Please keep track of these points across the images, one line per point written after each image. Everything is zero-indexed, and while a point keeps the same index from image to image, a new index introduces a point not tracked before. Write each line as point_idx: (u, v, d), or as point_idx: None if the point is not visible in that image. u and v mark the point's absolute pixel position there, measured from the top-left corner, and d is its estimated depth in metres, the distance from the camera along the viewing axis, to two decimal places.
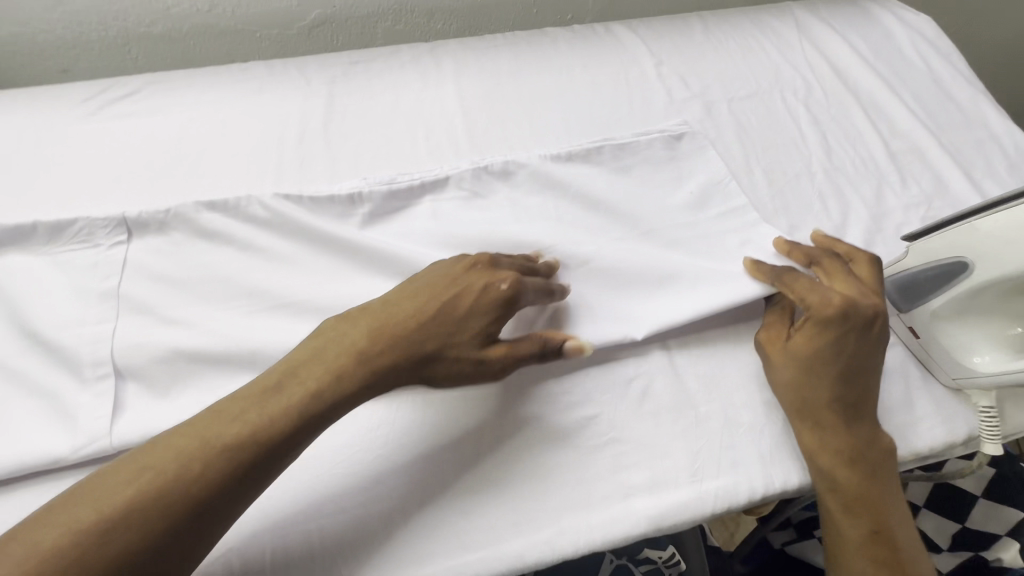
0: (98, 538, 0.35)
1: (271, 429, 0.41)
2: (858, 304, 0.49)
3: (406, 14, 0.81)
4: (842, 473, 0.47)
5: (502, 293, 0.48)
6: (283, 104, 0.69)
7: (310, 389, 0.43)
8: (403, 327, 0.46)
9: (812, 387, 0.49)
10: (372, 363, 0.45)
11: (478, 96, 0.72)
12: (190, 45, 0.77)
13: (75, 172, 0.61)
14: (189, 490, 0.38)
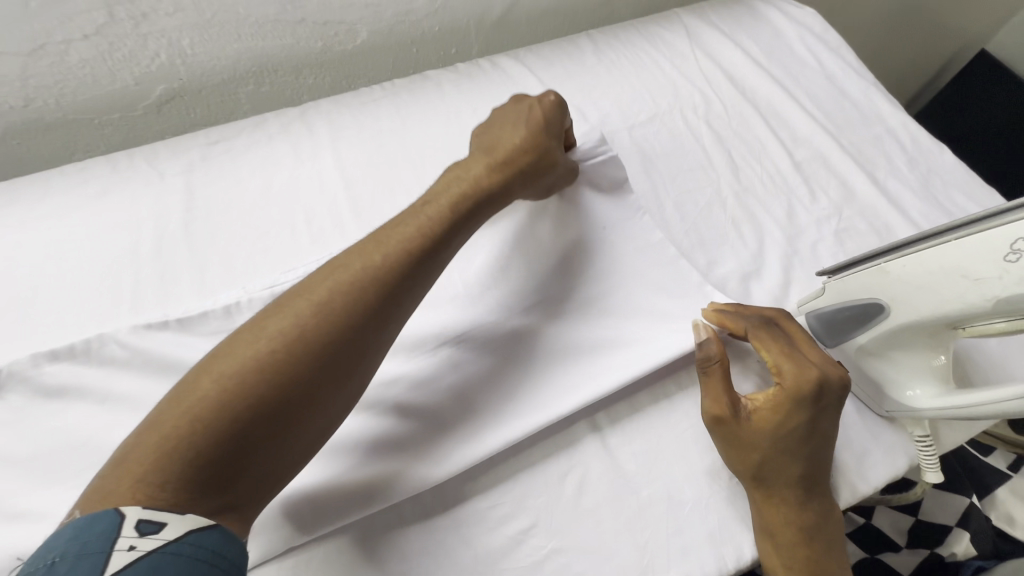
0: (218, 410, 0.37)
1: (370, 277, 0.43)
2: (831, 377, 0.47)
3: (269, 74, 0.72)
4: (799, 550, 0.45)
5: (554, 114, 0.53)
6: (133, 206, 0.60)
7: (397, 238, 0.45)
8: (471, 177, 0.49)
9: (780, 462, 0.46)
10: (451, 209, 0.47)
11: (360, 162, 0.65)
12: (14, 146, 0.66)
13: None
14: (283, 358, 0.39)
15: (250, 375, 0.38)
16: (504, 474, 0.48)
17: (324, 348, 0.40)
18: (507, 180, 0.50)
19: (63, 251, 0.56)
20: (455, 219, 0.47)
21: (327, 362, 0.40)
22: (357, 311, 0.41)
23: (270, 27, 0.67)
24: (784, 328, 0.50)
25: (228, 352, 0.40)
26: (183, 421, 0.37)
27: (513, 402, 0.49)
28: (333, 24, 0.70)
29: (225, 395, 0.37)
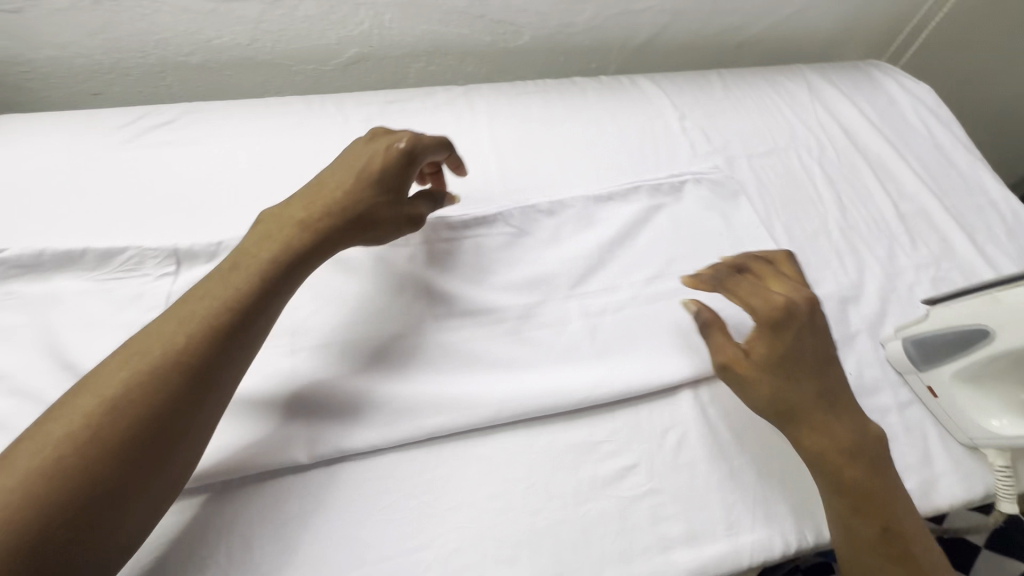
0: (73, 458, 0.36)
1: (195, 337, 0.43)
2: (796, 300, 0.54)
3: (440, 56, 0.83)
4: (844, 471, 0.49)
5: (376, 164, 0.54)
6: (322, 138, 0.70)
7: (233, 287, 0.46)
8: (268, 241, 0.49)
9: (788, 387, 0.52)
10: (267, 264, 0.48)
11: (512, 139, 0.74)
12: (226, 76, 0.78)
13: (116, 199, 0.61)
14: (144, 409, 0.39)
15: (113, 428, 0.38)
16: (611, 418, 0.54)
17: (173, 394, 0.40)
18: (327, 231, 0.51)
19: (264, 163, 0.67)
20: (274, 273, 0.48)
21: (179, 403, 0.41)
22: (209, 352, 0.43)
23: (455, 17, 0.78)
24: (754, 269, 0.59)
25: (78, 393, 0.39)
26: (23, 473, 0.35)
27: (637, 360, 0.57)
28: (505, 24, 0.80)
29: (82, 434, 0.37)
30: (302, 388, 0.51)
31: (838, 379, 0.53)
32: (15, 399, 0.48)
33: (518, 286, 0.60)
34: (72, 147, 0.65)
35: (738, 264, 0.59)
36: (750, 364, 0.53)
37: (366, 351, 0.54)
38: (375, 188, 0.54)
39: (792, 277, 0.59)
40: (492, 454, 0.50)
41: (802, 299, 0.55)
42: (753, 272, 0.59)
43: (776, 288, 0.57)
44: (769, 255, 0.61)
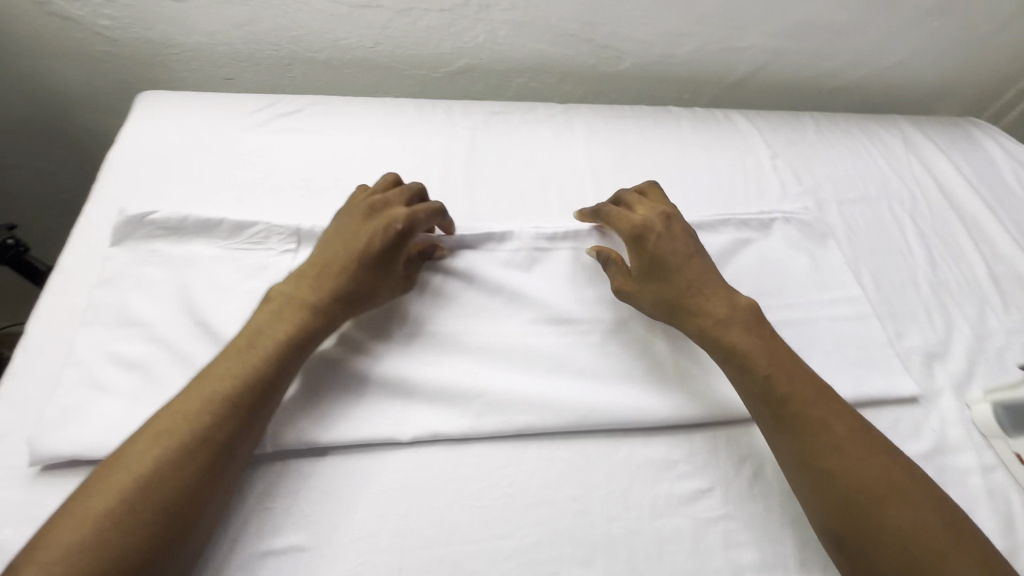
0: (118, 516, 0.40)
1: (219, 400, 0.46)
2: (649, 219, 0.62)
3: (542, 74, 0.87)
4: (739, 344, 0.55)
5: (375, 243, 0.56)
6: (430, 140, 0.74)
7: (249, 367, 0.48)
8: (284, 321, 0.52)
9: (662, 284, 0.59)
10: (283, 342, 0.50)
11: (607, 160, 0.76)
12: (344, 73, 0.84)
13: (248, 177, 0.66)
14: (179, 468, 0.43)
15: (148, 489, 0.41)
16: (690, 440, 0.55)
17: (204, 452, 0.44)
18: (341, 298, 0.54)
19: (377, 158, 0.71)
20: (290, 351, 0.50)
21: (199, 482, 0.43)
22: (225, 431, 0.45)
23: (564, 39, 0.81)
24: (634, 200, 0.65)
25: (111, 467, 0.43)
26: (67, 546, 0.39)
27: (720, 385, 0.58)
28: (610, 50, 0.84)
29: (126, 497, 0.41)
30: (405, 372, 0.54)
31: (702, 270, 0.60)
32: (151, 346, 0.53)
33: (607, 302, 0.63)
34: (211, 126, 0.71)
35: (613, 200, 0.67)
36: (634, 276, 0.60)
37: (464, 346, 0.57)
38: (376, 267, 0.56)
39: (661, 201, 0.66)
40: (574, 458, 0.53)
41: (651, 219, 0.62)
42: (625, 199, 0.66)
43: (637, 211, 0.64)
44: (638, 188, 0.68)
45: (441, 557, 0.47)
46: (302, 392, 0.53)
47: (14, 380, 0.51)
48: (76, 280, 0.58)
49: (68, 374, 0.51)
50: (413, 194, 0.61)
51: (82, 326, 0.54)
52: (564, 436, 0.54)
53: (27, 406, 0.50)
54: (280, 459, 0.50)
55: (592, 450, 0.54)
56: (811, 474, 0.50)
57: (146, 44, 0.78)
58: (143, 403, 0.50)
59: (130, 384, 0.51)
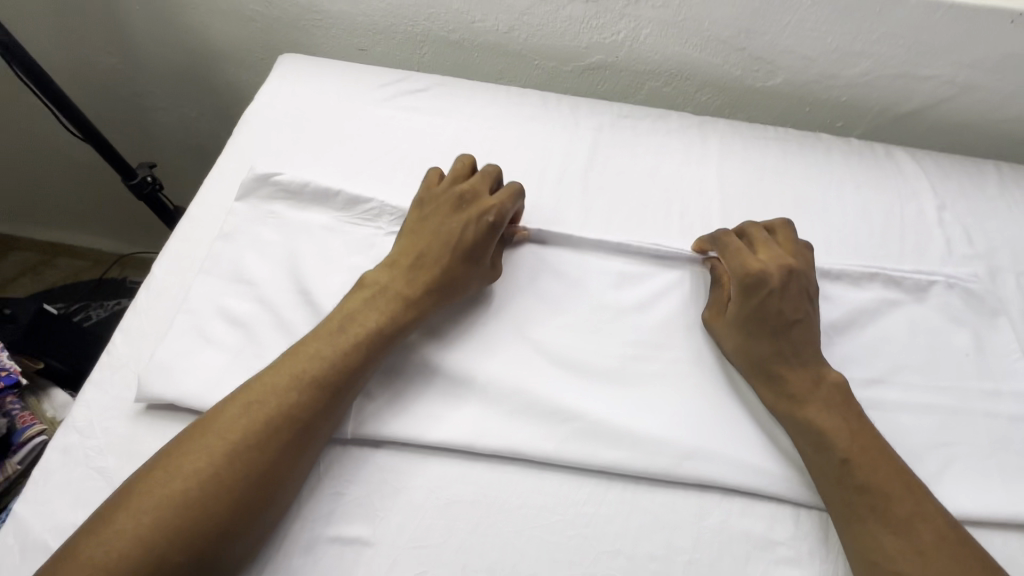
0: (207, 481, 0.41)
1: (310, 381, 0.46)
2: (769, 267, 0.54)
3: (679, 79, 0.79)
4: (823, 417, 0.49)
5: (469, 235, 0.54)
6: (551, 137, 0.70)
7: (339, 353, 0.48)
8: (375, 307, 0.50)
9: (760, 342, 0.52)
10: (373, 331, 0.49)
11: (740, 184, 0.69)
12: (472, 56, 0.82)
13: (368, 152, 0.66)
14: (267, 445, 0.43)
15: (235, 461, 0.42)
16: (796, 521, 0.48)
17: (290, 432, 0.44)
18: (433, 292, 0.52)
19: (495, 149, 0.69)
20: (379, 341, 0.49)
21: (279, 465, 0.43)
22: (308, 416, 0.45)
23: (714, 45, 0.74)
24: (762, 242, 0.57)
25: (204, 430, 0.44)
26: (160, 500, 0.40)
27: None
28: (763, 62, 0.75)
29: (216, 464, 0.42)
30: (494, 376, 0.51)
31: (804, 337, 0.53)
32: (256, 306, 0.54)
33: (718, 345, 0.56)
34: (340, 96, 0.72)
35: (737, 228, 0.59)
36: (729, 320, 0.54)
37: (557, 360, 0.53)
38: (467, 261, 0.53)
39: (787, 252, 0.57)
40: (659, 510, 0.48)
41: (773, 267, 0.54)
42: (750, 233, 0.58)
43: (760, 254, 0.56)
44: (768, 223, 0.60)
45: None
46: (386, 379, 0.51)
47: (136, 316, 0.54)
48: (201, 229, 0.60)
49: (181, 319, 0.53)
50: (494, 179, 0.58)
51: (199, 275, 0.56)
52: (651, 482, 0.49)
53: (144, 343, 0.53)
54: (357, 443, 0.49)
55: (681, 507, 0.48)
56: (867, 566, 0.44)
57: (293, 7, 0.80)
58: (242, 362, 0.51)
59: (232, 339, 0.52)
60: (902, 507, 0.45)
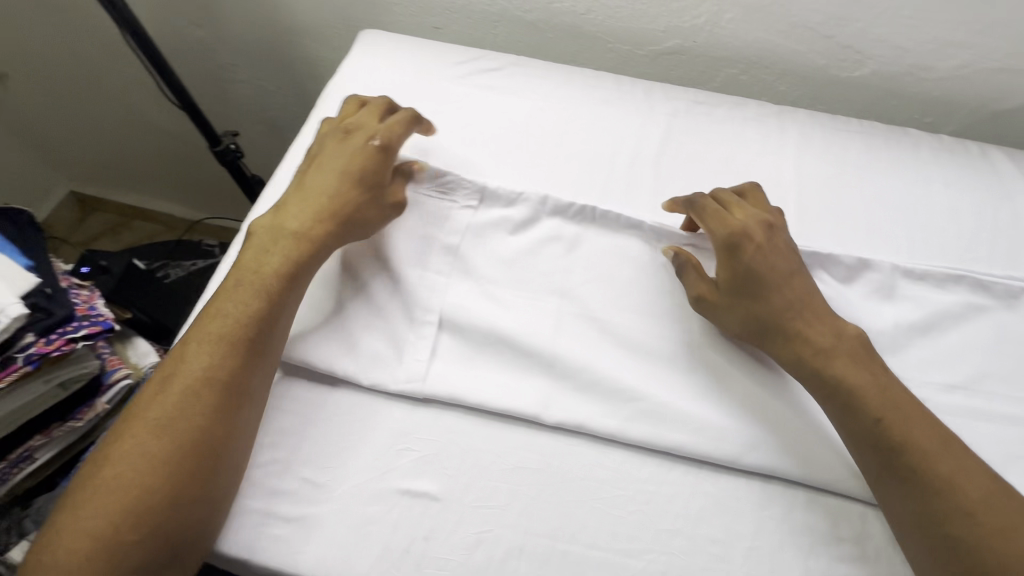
0: (171, 428, 0.44)
1: (241, 320, 0.48)
2: (750, 226, 0.54)
3: (758, 67, 0.77)
4: (860, 401, 0.46)
5: (353, 164, 0.56)
6: (624, 121, 0.70)
7: (247, 306, 0.49)
8: (271, 254, 0.52)
9: (750, 307, 0.51)
10: (275, 277, 0.51)
11: (819, 177, 0.67)
12: (546, 38, 0.82)
13: (443, 128, 0.68)
14: (213, 381, 0.46)
15: (182, 405, 0.45)
16: (863, 520, 0.48)
17: (229, 365, 0.47)
18: (345, 218, 0.54)
19: (567, 130, 0.69)
20: (283, 282, 0.51)
21: (214, 413, 0.45)
22: (244, 348, 0.48)
23: (800, 32, 0.71)
24: (732, 202, 0.56)
25: (147, 396, 0.46)
26: (130, 463, 0.43)
27: None
28: (852, 51, 0.72)
29: (167, 415, 0.44)
30: (563, 351, 0.52)
31: (805, 290, 0.52)
32: (340, 269, 0.57)
33: None
34: (418, 72, 0.73)
35: (710, 193, 0.58)
36: (722, 292, 0.52)
37: (626, 341, 0.53)
38: (359, 189, 0.55)
39: (765, 212, 0.56)
40: (720, 495, 0.48)
41: (752, 229, 0.53)
42: (722, 197, 0.57)
43: (735, 215, 0.55)
44: (738, 188, 0.59)
45: (563, 552, 0.46)
46: (459, 347, 0.53)
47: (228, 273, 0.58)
48: None
49: None
50: (386, 110, 0.61)
51: None
52: (714, 467, 0.49)
53: None
54: (428, 406, 0.51)
55: (744, 495, 0.48)
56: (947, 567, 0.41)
57: None
58: (327, 322, 0.54)
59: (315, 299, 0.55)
60: (999, 512, 0.42)
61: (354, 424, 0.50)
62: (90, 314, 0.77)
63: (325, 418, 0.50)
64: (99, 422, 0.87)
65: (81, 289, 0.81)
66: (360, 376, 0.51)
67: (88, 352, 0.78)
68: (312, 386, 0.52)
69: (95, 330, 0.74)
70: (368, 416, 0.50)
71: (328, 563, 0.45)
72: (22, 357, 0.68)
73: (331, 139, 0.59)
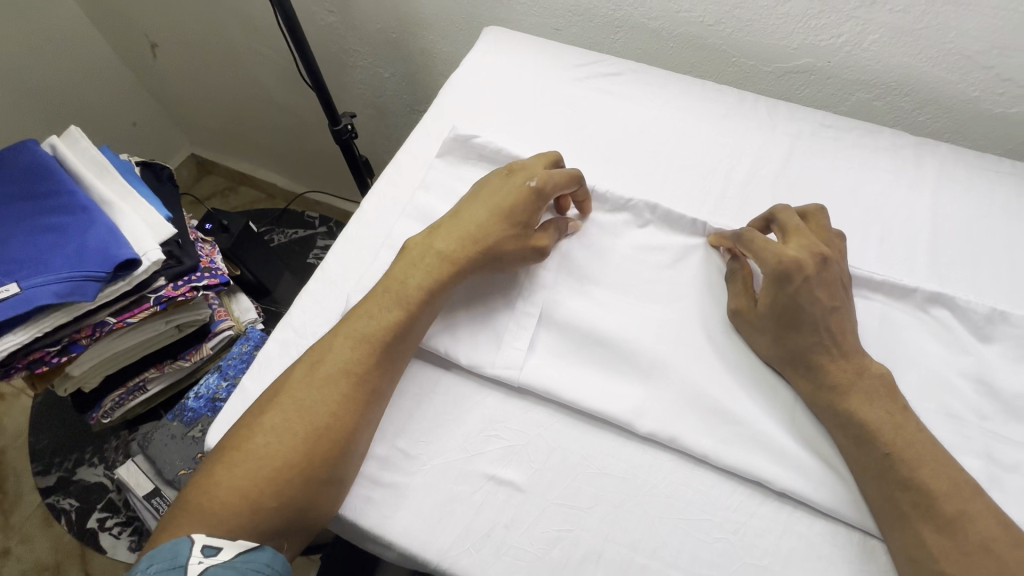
0: (313, 422, 0.47)
1: (379, 330, 0.50)
2: (802, 256, 0.50)
3: (897, 94, 0.72)
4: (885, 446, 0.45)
5: (507, 202, 0.54)
6: (743, 138, 0.68)
7: (390, 313, 0.51)
8: (416, 266, 0.53)
9: (796, 335, 0.49)
10: (417, 290, 0.51)
11: (956, 216, 0.61)
12: (667, 47, 0.81)
13: (558, 128, 0.69)
14: (350, 382, 0.48)
15: (323, 401, 0.47)
16: None
17: (362, 371, 0.49)
18: (483, 250, 0.53)
19: (683, 141, 0.68)
20: (424, 295, 0.51)
21: (352, 410, 0.48)
22: (379, 356, 0.49)
23: (954, 59, 0.66)
24: (796, 231, 0.53)
25: (295, 386, 0.48)
26: (271, 444, 0.46)
27: None
28: (1013, 85, 0.65)
29: (309, 407, 0.47)
30: (662, 364, 0.51)
31: (843, 325, 0.50)
32: None
33: (907, 387, 0.52)
34: (538, 71, 0.74)
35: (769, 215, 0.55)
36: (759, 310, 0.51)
37: (731, 364, 0.52)
38: (507, 225, 0.54)
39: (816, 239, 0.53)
40: (815, 538, 0.46)
41: (802, 260, 0.50)
42: (781, 218, 0.54)
43: (789, 242, 0.52)
44: (806, 212, 0.56)
45: (642, 565, 0.45)
46: (556, 345, 0.54)
47: (345, 243, 0.61)
48: (402, 177, 0.66)
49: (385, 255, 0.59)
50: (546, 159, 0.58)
51: (401, 217, 0.62)
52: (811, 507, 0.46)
53: (350, 267, 0.60)
54: (521, 396, 0.52)
55: (842, 544, 0.46)
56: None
57: None
58: None
59: None
60: None
61: (448, 402, 0.52)
62: (211, 268, 0.84)
63: (423, 391, 0.52)
64: (201, 366, 0.95)
65: (205, 244, 0.88)
66: (459, 355, 0.53)
67: (203, 302, 0.85)
68: (412, 359, 0.54)
69: (214, 283, 0.81)
70: (461, 396, 0.52)
71: (413, 532, 0.47)
72: (154, 298, 0.75)
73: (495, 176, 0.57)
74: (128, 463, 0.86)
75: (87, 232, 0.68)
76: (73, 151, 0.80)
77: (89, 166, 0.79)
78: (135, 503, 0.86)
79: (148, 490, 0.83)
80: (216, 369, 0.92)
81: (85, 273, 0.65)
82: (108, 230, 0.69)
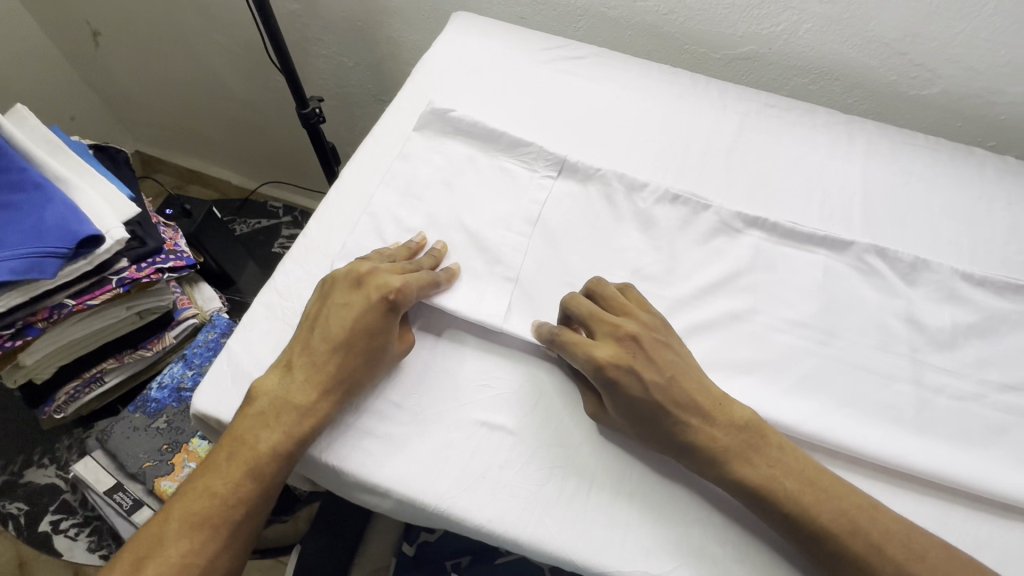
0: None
1: (251, 462, 0.47)
2: (606, 348, 0.49)
3: (829, 79, 0.80)
4: None
5: (349, 326, 0.50)
6: (700, 115, 0.74)
7: (267, 447, 0.47)
8: (283, 388, 0.49)
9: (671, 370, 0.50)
10: (285, 416, 0.48)
11: (882, 181, 0.69)
12: (627, 34, 0.86)
13: (529, 104, 0.72)
14: (222, 527, 0.46)
15: (191, 553, 0.45)
16: (901, 491, 0.51)
17: (230, 514, 0.46)
18: (329, 376, 0.49)
19: (643, 118, 0.73)
20: (292, 422, 0.48)
21: (215, 559, 0.45)
22: (254, 497, 0.47)
23: (876, 46, 0.74)
24: (594, 317, 0.51)
25: (162, 533, 0.45)
26: None
27: (958, 453, 0.52)
28: (923, 69, 0.75)
29: (176, 559, 0.44)
30: None
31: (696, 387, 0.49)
32: (428, 221, 0.61)
33: (848, 326, 0.58)
34: (507, 52, 0.78)
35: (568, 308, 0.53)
36: (636, 356, 0.49)
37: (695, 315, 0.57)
38: (356, 350, 0.50)
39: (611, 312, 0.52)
40: None
41: (608, 350, 0.49)
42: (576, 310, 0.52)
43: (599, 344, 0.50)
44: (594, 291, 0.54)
45: (629, 494, 0.49)
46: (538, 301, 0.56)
47: (326, 212, 0.62)
48: (380, 149, 0.67)
49: (367, 221, 0.60)
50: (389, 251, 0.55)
51: (380, 187, 0.63)
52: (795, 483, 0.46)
53: (331, 235, 0.60)
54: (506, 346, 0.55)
55: None
56: (809, 493, 0.45)
57: None
58: None
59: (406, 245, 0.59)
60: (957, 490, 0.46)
61: (438, 355, 0.54)
62: (176, 250, 0.82)
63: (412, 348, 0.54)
64: (163, 357, 0.91)
65: (167, 228, 0.85)
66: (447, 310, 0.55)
67: (166, 287, 0.82)
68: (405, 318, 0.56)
69: (180, 265, 0.79)
70: (450, 354, 0.54)
71: (410, 478, 0.48)
72: (116, 279, 0.73)
73: (337, 294, 0.51)
74: (84, 460, 0.82)
75: (43, 208, 0.65)
76: (20, 129, 0.76)
77: (39, 144, 0.75)
78: (93, 499, 0.82)
79: (109, 485, 0.79)
80: (181, 358, 0.88)
81: (45, 248, 0.62)
82: (67, 206, 0.66)
